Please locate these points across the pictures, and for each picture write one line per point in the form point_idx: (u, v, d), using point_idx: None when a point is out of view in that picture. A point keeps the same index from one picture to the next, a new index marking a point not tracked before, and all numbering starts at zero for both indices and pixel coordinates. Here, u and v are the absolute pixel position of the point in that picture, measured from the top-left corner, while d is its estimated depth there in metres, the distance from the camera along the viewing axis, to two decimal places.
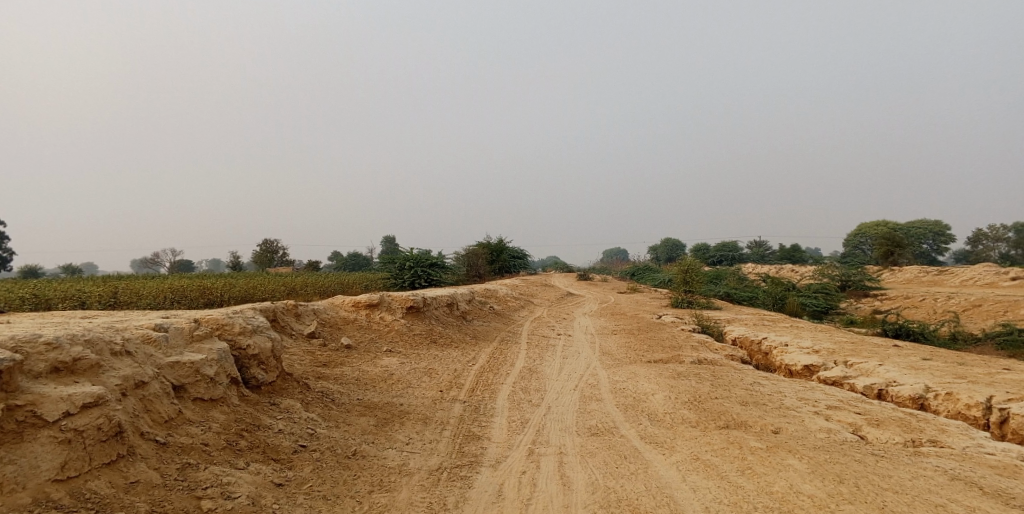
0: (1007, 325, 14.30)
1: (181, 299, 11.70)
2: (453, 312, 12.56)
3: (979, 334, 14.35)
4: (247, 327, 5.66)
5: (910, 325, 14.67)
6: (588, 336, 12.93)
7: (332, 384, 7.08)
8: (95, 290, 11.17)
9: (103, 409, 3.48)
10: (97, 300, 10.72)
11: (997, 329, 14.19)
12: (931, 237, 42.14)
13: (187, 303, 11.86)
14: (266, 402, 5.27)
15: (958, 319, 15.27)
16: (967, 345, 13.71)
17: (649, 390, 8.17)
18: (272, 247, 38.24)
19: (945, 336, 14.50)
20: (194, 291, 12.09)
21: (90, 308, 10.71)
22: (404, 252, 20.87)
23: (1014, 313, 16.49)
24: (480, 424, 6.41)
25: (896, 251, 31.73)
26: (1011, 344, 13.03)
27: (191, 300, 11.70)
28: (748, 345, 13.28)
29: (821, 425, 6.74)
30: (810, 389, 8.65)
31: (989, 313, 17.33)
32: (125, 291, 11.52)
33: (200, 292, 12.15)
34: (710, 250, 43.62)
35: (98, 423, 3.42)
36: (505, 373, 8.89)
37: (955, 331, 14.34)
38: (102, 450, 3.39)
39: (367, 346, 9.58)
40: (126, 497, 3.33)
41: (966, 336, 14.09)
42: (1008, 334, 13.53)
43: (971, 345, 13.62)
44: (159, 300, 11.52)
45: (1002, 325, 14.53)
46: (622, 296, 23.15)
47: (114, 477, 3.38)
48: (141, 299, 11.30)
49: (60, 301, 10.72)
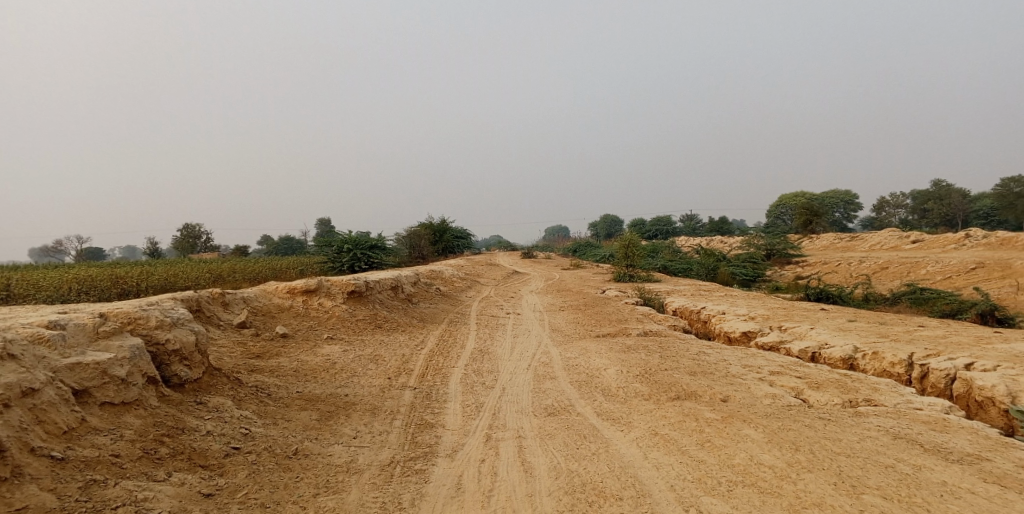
0: (913, 284, 15.21)
1: (92, 290, 10.72)
2: (398, 295, 12.14)
3: (889, 294, 15.22)
4: (165, 320, 5.11)
5: (829, 289, 15.37)
6: (536, 314, 12.82)
7: (269, 378, 6.60)
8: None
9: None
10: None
11: (904, 289, 15.08)
12: (842, 206, 44.56)
13: (101, 295, 10.91)
14: (191, 402, 4.79)
15: (871, 281, 16.13)
16: (880, 305, 14.48)
17: (601, 366, 8.10)
18: (195, 232, 36.20)
19: (860, 296, 15.27)
20: (108, 281, 11.13)
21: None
22: (340, 234, 20.08)
23: (917, 273, 17.60)
24: (433, 411, 6.13)
25: (815, 220, 33.34)
26: (917, 299, 13.85)
27: (105, 292, 10.77)
28: (689, 315, 13.51)
29: (766, 391, 6.83)
30: (752, 355, 8.83)
31: (896, 273, 18.44)
32: (27, 284, 10.43)
33: (114, 283, 11.17)
34: (645, 225, 44.54)
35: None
36: (456, 356, 8.61)
37: (868, 293, 15.13)
38: None
39: (306, 334, 9.06)
40: None
41: (878, 297, 14.90)
42: (913, 292, 14.36)
43: (884, 304, 14.38)
44: (67, 293, 10.51)
45: (908, 284, 15.44)
46: (564, 272, 23.22)
47: None
48: (47, 292, 10.27)
49: None
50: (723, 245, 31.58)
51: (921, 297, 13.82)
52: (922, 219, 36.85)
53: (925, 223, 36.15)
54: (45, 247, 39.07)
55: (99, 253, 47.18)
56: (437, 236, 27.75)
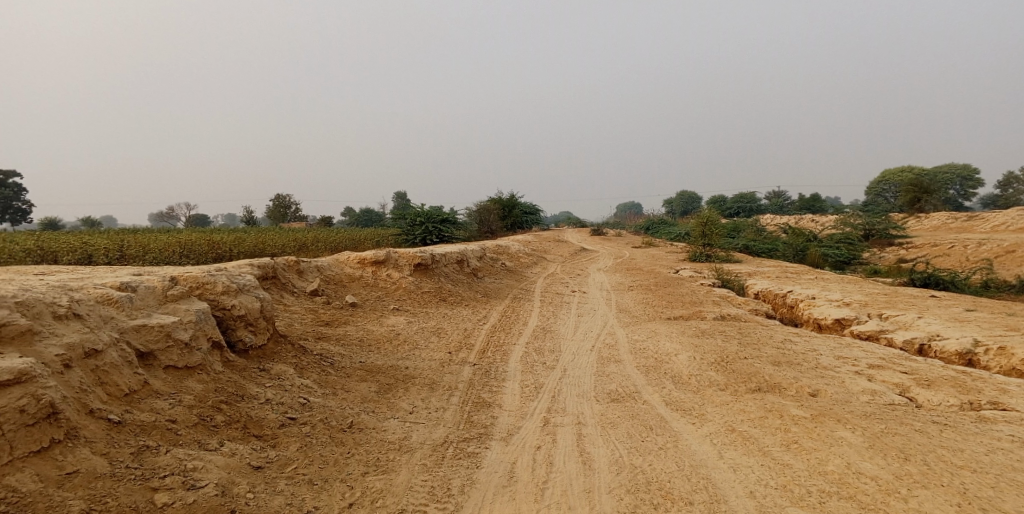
0: None
1: (191, 254, 11.26)
2: (464, 269, 12.06)
3: (1012, 281, 13.67)
4: (232, 286, 5.12)
5: (939, 274, 13.97)
6: (603, 292, 12.41)
7: (333, 346, 6.61)
8: (103, 243, 10.65)
9: (27, 387, 2.97)
10: (104, 255, 10.24)
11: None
12: (956, 183, 40.70)
13: (197, 260, 11.46)
14: (254, 368, 4.79)
15: (991, 267, 14.54)
16: (1003, 292, 13.09)
17: (671, 351, 7.64)
18: (285, 202, 37.85)
19: (977, 284, 13.77)
20: (202, 246, 11.67)
21: (97, 264, 10.23)
22: (415, 206, 20.27)
23: None
24: (491, 390, 5.97)
25: (923, 198, 30.58)
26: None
27: (199, 257, 11.29)
28: (773, 298, 12.65)
29: (863, 387, 6.17)
30: (847, 346, 8.06)
31: (1020, 259, 16.51)
32: (133, 245, 11.01)
33: (206, 248, 11.69)
34: (728, 202, 42.55)
35: (22, 403, 2.92)
36: (518, 333, 8.40)
37: (988, 279, 13.68)
38: (28, 437, 2.90)
39: (373, 304, 9.11)
40: (56, 493, 2.85)
41: (1000, 284, 13.43)
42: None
43: (1009, 292, 12.98)
44: (167, 255, 11.04)
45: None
46: (637, 250, 22.46)
47: (45, 469, 2.89)
48: (150, 254, 10.80)
49: (65, 254, 10.21)
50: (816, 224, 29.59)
51: None
52: None
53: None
54: (156, 214, 42.35)
55: (199, 221, 50.55)
56: (510, 211, 27.59)
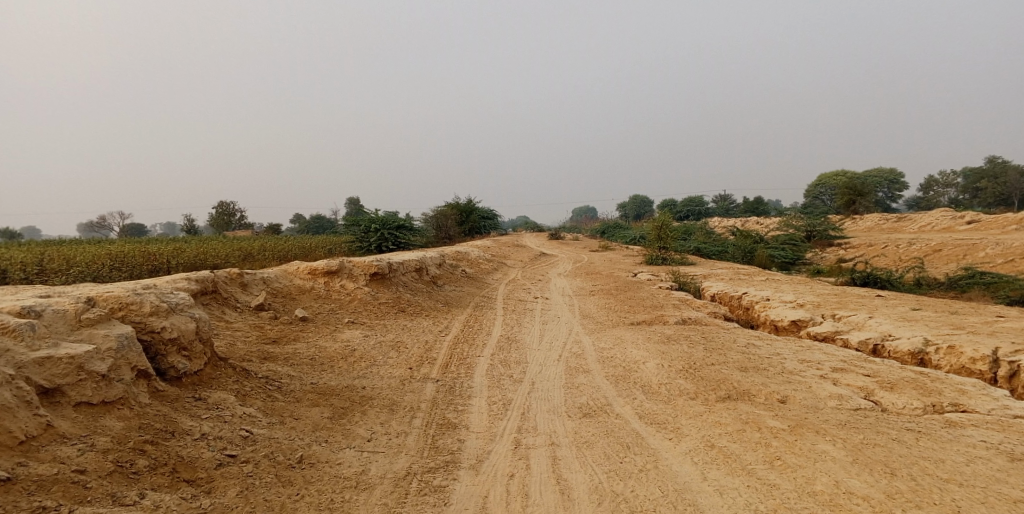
0: (972, 267, 14.13)
1: (124, 267, 10.46)
2: (422, 277, 11.62)
3: (943, 279, 14.14)
4: (162, 306, 4.57)
5: (877, 273, 14.29)
6: (565, 298, 12.16)
7: (282, 367, 6.10)
8: (22, 259, 9.79)
9: None
10: (23, 272, 9.40)
11: (961, 272, 14.00)
12: (886, 185, 42.63)
13: (132, 273, 10.67)
14: (189, 398, 4.28)
15: (924, 265, 15.00)
16: (933, 290, 13.47)
17: (638, 359, 7.41)
18: (230, 210, 36.37)
19: (911, 282, 14.21)
20: (138, 258, 10.88)
21: (15, 282, 9.38)
22: (368, 213, 19.65)
23: (976, 256, 16.36)
24: (456, 409, 5.60)
25: (857, 200, 31.80)
26: (980, 286, 12.77)
27: (134, 270, 10.50)
28: (728, 301, 12.67)
29: (830, 391, 6.08)
30: (808, 348, 8.03)
31: (951, 256, 17.20)
32: (58, 260, 10.17)
33: (143, 261, 10.91)
34: (677, 205, 43.26)
35: None
36: (481, 344, 8.04)
37: (921, 277, 14.11)
38: None
39: (326, 317, 8.58)
40: None
41: (932, 282, 13.87)
42: (973, 278, 13.29)
43: (939, 290, 13.38)
44: (97, 269, 10.23)
45: (968, 267, 14.32)
46: (594, 254, 22.44)
47: None
48: (77, 269, 9.99)
49: None
50: (761, 226, 30.33)
51: (986, 283, 12.77)
52: (974, 199, 34.90)
53: (977, 202, 34.22)
54: (89, 226, 40.20)
55: (141, 231, 48.29)
56: (465, 217, 27.22)
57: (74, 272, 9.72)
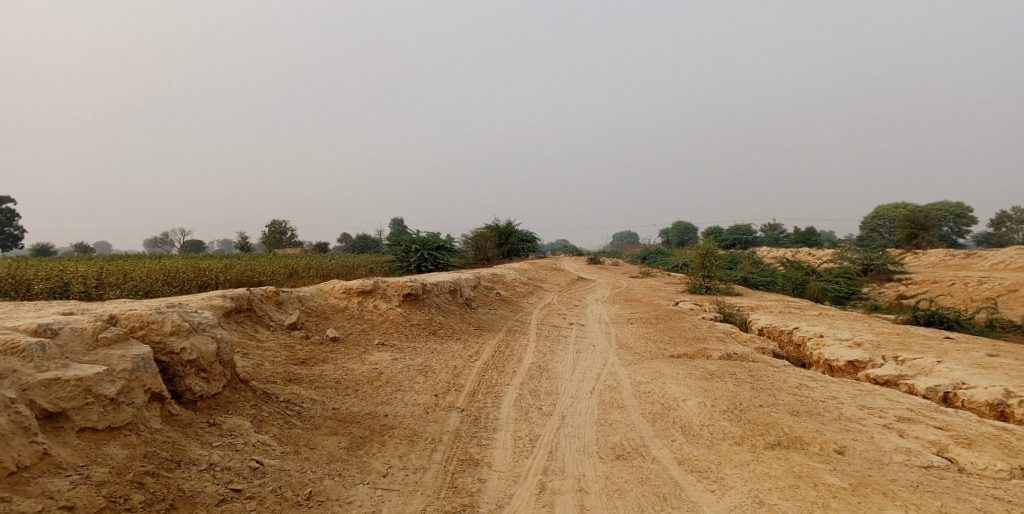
0: None
1: (171, 281, 10.65)
2: (457, 299, 11.41)
3: (1016, 322, 13.07)
4: (184, 326, 4.39)
5: (941, 312, 13.32)
6: (603, 326, 11.74)
7: (305, 390, 5.92)
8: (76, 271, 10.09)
9: None
10: (76, 282, 9.66)
11: None
12: (950, 220, 40.45)
13: (179, 287, 10.84)
14: (203, 423, 4.08)
15: (995, 306, 13.93)
16: (1005, 334, 12.46)
17: (678, 395, 6.95)
18: (281, 228, 37.34)
19: (980, 324, 13.19)
20: (186, 273, 11.08)
21: (68, 293, 9.64)
22: (410, 233, 19.71)
23: None
24: (480, 443, 5.29)
25: (919, 235, 30.23)
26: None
27: (181, 284, 10.67)
28: (777, 335, 11.98)
29: (896, 444, 5.58)
30: (868, 393, 7.40)
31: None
32: (110, 273, 10.43)
33: (190, 275, 11.10)
34: (724, 233, 42.12)
35: None
36: (512, 372, 7.72)
37: (990, 319, 13.10)
38: None
39: (357, 338, 8.43)
40: None
41: (1003, 324, 12.86)
42: None
43: (1011, 334, 12.36)
44: (146, 283, 10.46)
45: None
46: (635, 280, 21.88)
47: None
48: (126, 282, 10.21)
49: (35, 281, 9.63)
50: (814, 258, 29.06)
51: None
52: None
53: None
54: (151, 240, 42.09)
55: (197, 246, 50.12)
56: (506, 239, 27.10)
57: (121, 284, 9.94)
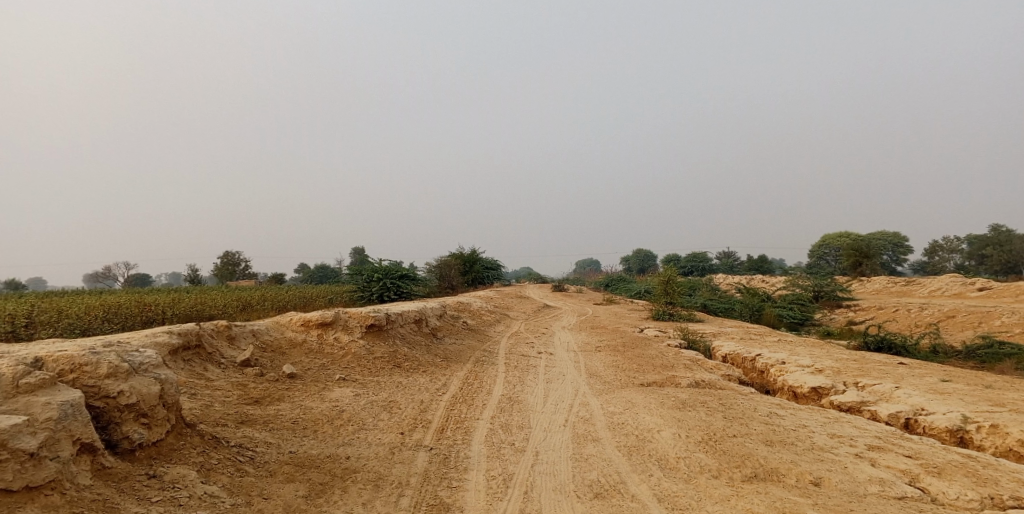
0: (991, 336, 13.49)
1: (115, 316, 10.00)
2: (421, 329, 11.05)
3: (960, 346, 13.50)
4: (122, 367, 3.96)
5: (891, 337, 13.64)
6: (571, 354, 11.54)
7: (260, 432, 5.50)
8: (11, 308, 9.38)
9: None
10: (10, 319, 8.95)
11: (978, 341, 13.36)
12: (891, 248, 42.19)
13: (122, 324, 10.19)
14: (141, 475, 3.66)
15: (939, 331, 14.38)
16: (949, 358, 12.81)
17: (652, 426, 6.76)
18: (234, 259, 36.13)
19: (929, 349, 13.55)
20: (131, 308, 10.44)
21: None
22: (371, 262, 19.25)
23: (990, 325, 15.69)
24: (449, 485, 4.97)
25: (865, 262, 31.34)
26: (1004, 355, 12.11)
27: (126, 320, 10.04)
28: (741, 362, 11.99)
29: (871, 475, 5.51)
30: (837, 420, 7.38)
31: (964, 323, 16.52)
32: (47, 309, 9.72)
33: (137, 310, 10.48)
34: (680, 261, 42.81)
35: None
36: (481, 405, 7.42)
37: (935, 343, 13.49)
38: None
39: (316, 374, 7.99)
40: None
41: (948, 349, 13.26)
42: (990, 347, 12.67)
43: (956, 358, 12.73)
44: (88, 319, 9.79)
45: (986, 336, 13.68)
46: (598, 308, 21.84)
47: None
48: (65, 318, 9.52)
49: None
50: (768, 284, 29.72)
51: (1010, 354, 12.14)
52: (981, 265, 34.41)
53: (984, 268, 33.73)
54: (94, 273, 40.16)
55: (145, 279, 47.99)
56: (468, 268, 26.82)
57: (57, 322, 9.26)
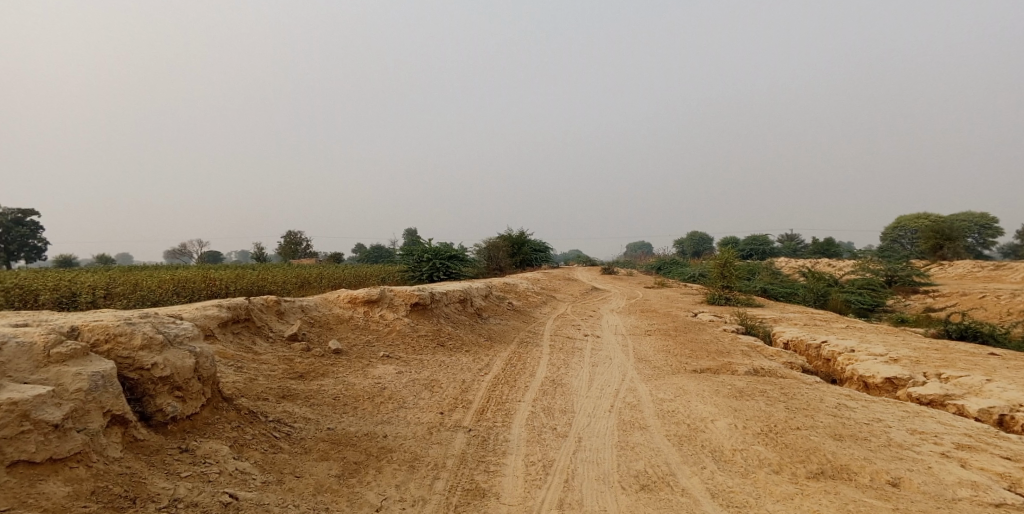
0: None
1: (182, 291, 10.26)
2: (466, 309, 10.88)
3: None
4: (156, 339, 3.88)
5: (974, 325, 12.56)
6: (619, 338, 11.13)
7: (299, 408, 5.41)
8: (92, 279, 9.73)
9: None
10: (89, 290, 9.25)
11: None
12: (975, 230, 39.26)
13: (190, 298, 10.46)
14: (172, 449, 3.57)
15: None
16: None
17: (706, 416, 6.34)
18: (296, 238, 37.15)
19: (1018, 338, 12.41)
20: (199, 283, 10.70)
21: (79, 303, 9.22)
22: (423, 242, 19.25)
23: None
24: (487, 469, 4.74)
25: (945, 246, 29.24)
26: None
27: (196, 294, 10.32)
28: (804, 349, 11.27)
29: (958, 477, 4.96)
30: (915, 415, 6.74)
31: None
32: (122, 281, 10.06)
33: (205, 285, 10.75)
34: (740, 243, 41.24)
35: None
36: (523, 388, 7.16)
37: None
38: None
39: (361, 350, 7.93)
40: None
41: None
42: None
43: None
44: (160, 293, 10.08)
45: None
46: (651, 291, 21.19)
47: None
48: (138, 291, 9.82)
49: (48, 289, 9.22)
50: (834, 269, 28.18)
51: None
52: None
53: None
54: (168, 250, 42.27)
55: (213, 256, 50.05)
56: (519, 249, 26.60)
57: (131, 294, 9.53)
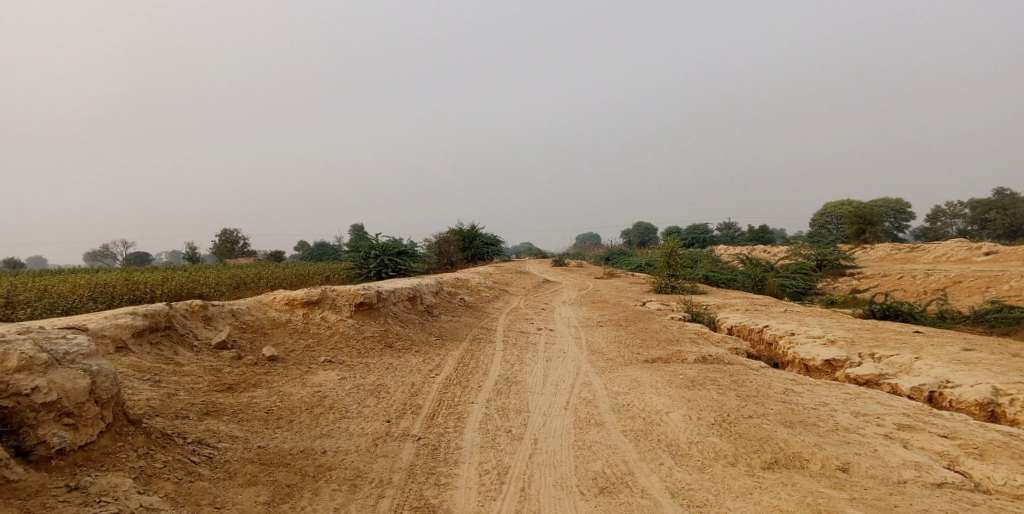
0: (998, 301, 12.80)
1: (99, 296, 9.37)
2: (416, 306, 10.46)
3: (967, 311, 12.97)
4: (35, 360, 3.41)
5: (896, 304, 13.04)
6: (572, 330, 10.96)
7: (226, 424, 4.92)
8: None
9: None
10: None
11: (986, 306, 12.75)
12: (893, 215, 41.45)
13: (108, 302, 9.57)
14: (58, 488, 3.15)
15: (946, 297, 13.82)
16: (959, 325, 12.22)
17: (661, 408, 6.20)
18: (233, 237, 35.47)
19: (935, 315, 12.98)
20: (119, 286, 9.82)
21: None
22: (369, 238, 18.58)
23: (997, 290, 15.02)
24: (437, 482, 4.42)
25: (868, 230, 30.66)
26: (1015, 319, 11.57)
27: (115, 299, 9.44)
28: (748, 334, 11.41)
29: (904, 459, 4.97)
30: (859, 397, 6.82)
31: (971, 289, 15.86)
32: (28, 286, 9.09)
33: (126, 288, 9.87)
34: (681, 232, 42.13)
35: None
36: (476, 388, 6.85)
37: (942, 310, 12.97)
38: None
39: (299, 356, 7.41)
40: None
41: (955, 315, 12.74)
42: (998, 311, 12.07)
43: (966, 325, 12.18)
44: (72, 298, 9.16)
45: (989, 302, 12.98)
46: (600, 281, 21.23)
47: None
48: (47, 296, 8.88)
49: None
50: (770, 254, 29.10)
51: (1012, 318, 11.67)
52: (983, 230, 33.30)
53: (985, 234, 32.92)
54: (93, 251, 39.72)
55: (143, 257, 47.34)
56: (469, 243, 26.21)
57: (38, 301, 8.62)
